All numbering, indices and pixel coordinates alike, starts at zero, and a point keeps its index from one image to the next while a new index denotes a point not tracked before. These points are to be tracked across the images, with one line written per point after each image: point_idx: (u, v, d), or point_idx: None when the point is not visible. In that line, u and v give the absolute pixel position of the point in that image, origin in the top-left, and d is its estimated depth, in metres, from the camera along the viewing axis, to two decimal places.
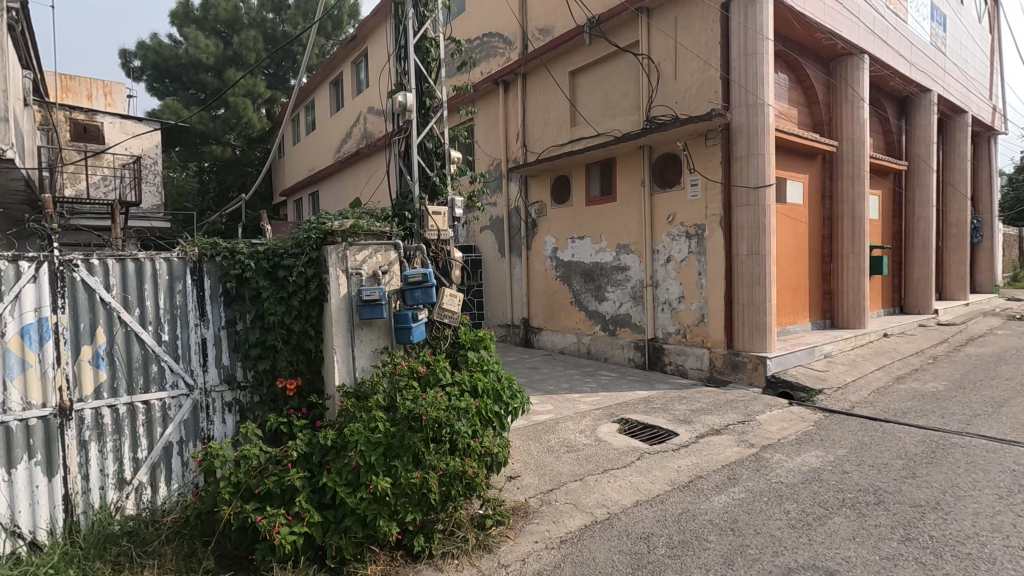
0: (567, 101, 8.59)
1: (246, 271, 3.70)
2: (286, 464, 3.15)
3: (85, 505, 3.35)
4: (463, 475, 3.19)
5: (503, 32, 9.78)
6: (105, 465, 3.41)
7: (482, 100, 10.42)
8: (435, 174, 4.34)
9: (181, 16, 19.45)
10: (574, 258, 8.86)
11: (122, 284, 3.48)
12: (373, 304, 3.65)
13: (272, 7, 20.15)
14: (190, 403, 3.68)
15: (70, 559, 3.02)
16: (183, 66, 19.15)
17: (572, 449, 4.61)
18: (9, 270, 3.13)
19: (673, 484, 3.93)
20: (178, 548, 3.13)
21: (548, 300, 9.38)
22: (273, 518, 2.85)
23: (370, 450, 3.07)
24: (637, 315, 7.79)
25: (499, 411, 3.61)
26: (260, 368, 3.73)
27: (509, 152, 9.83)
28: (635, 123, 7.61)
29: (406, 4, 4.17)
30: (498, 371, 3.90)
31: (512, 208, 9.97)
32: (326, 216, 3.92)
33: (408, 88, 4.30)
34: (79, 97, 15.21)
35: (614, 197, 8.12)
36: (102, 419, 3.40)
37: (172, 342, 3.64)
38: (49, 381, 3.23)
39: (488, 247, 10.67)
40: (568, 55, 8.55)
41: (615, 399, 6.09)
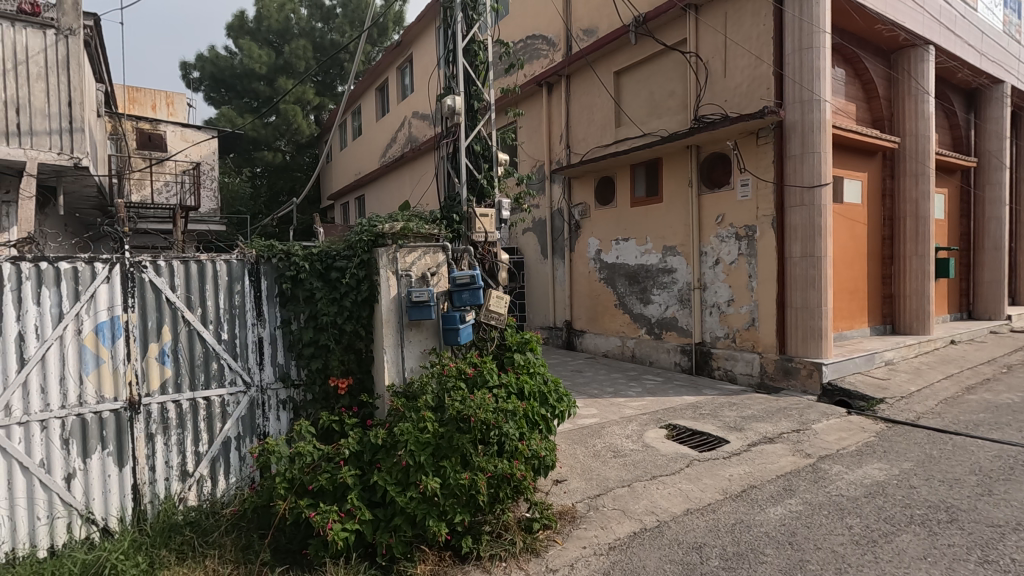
0: (611, 101, 8.50)
1: (301, 272, 3.81)
2: (338, 462, 3.22)
3: (151, 495, 3.52)
4: (511, 478, 3.18)
5: (547, 33, 9.76)
6: (169, 458, 3.57)
7: (525, 102, 10.40)
8: (483, 176, 4.36)
9: (237, 28, 20.42)
10: (618, 260, 8.74)
11: (186, 285, 3.64)
12: (421, 306, 3.72)
13: (321, 16, 20.74)
14: (247, 401, 3.80)
15: (138, 546, 3.18)
16: (238, 76, 20.00)
17: (619, 454, 4.53)
18: (85, 270, 3.34)
19: (725, 494, 3.81)
20: (237, 540, 3.26)
21: (591, 302, 9.30)
22: (325, 515, 2.92)
23: (420, 450, 3.12)
24: (684, 318, 7.61)
25: (545, 414, 3.61)
26: (313, 367, 3.82)
27: (552, 154, 9.79)
28: (682, 123, 7.45)
29: (454, 9, 4.21)
30: (545, 373, 3.88)
31: (554, 210, 9.93)
32: (376, 218, 4.00)
33: (456, 91, 4.33)
34: (145, 108, 16.13)
35: (660, 197, 7.97)
36: (167, 414, 3.56)
37: (230, 341, 3.77)
38: (120, 375, 3.42)
39: (531, 249, 10.63)
40: (613, 55, 8.46)
41: (661, 404, 5.96)
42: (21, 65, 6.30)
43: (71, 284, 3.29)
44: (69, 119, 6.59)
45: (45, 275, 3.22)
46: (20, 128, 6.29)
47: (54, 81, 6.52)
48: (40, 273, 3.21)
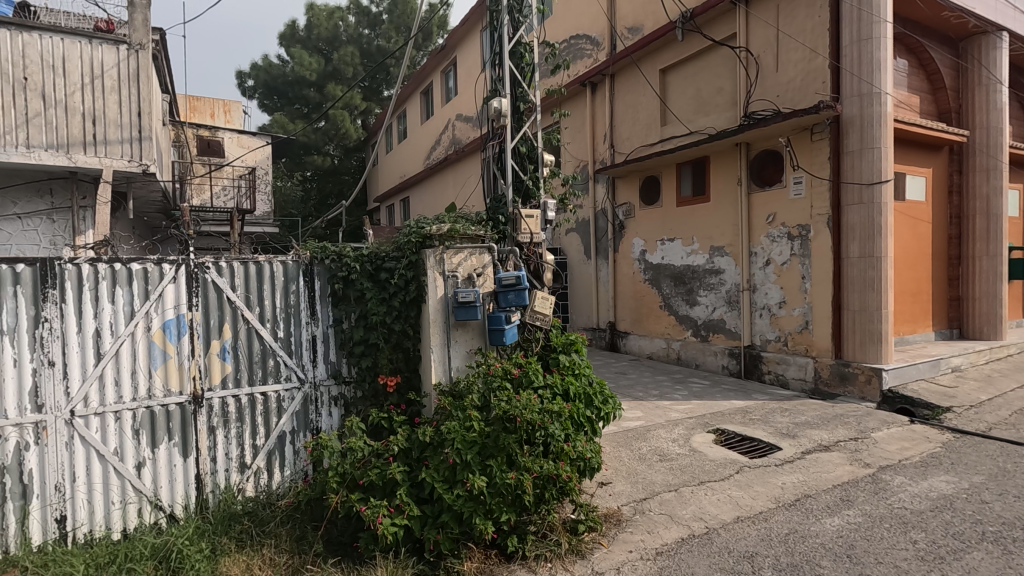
0: (656, 100, 8.37)
1: (352, 272, 3.93)
2: (388, 458, 3.30)
3: (213, 485, 3.69)
4: (557, 479, 3.19)
5: (591, 33, 9.70)
6: (229, 450, 3.74)
7: (569, 102, 10.36)
8: (528, 177, 4.37)
9: (289, 37, 21.25)
10: (663, 261, 8.59)
11: (245, 285, 3.81)
12: (468, 306, 3.76)
13: (368, 23, 21.25)
14: (301, 396, 3.94)
15: (202, 532, 3.36)
16: (289, 83, 20.74)
17: (665, 458, 4.46)
18: (154, 270, 3.54)
19: (777, 502, 3.69)
20: (292, 531, 3.39)
21: (635, 304, 9.18)
22: (376, 509, 3.00)
23: (466, 448, 3.16)
24: (732, 321, 7.42)
25: (591, 416, 3.60)
26: (363, 365, 3.93)
27: (596, 155, 9.72)
28: (731, 120, 7.26)
29: (501, 12, 4.23)
30: (590, 375, 3.87)
31: (598, 210, 9.85)
32: (424, 220, 4.08)
33: (503, 93, 4.36)
34: (205, 117, 16.95)
35: (707, 196, 7.79)
36: (228, 408, 3.73)
37: (286, 339, 3.92)
38: (185, 371, 3.61)
39: (574, 249, 10.57)
40: (659, 52, 8.32)
41: (708, 408, 5.82)
42: (98, 79, 6.72)
43: (141, 283, 3.50)
44: (139, 128, 6.98)
45: (120, 276, 3.44)
46: (96, 138, 6.71)
47: (126, 93, 6.91)
48: (115, 273, 3.42)
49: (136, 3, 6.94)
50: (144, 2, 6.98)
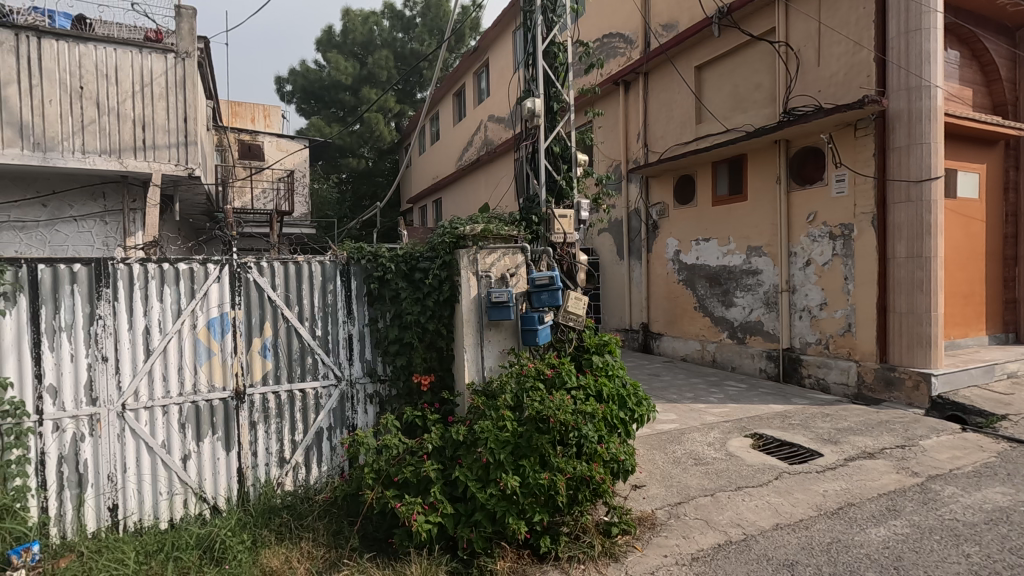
0: (692, 98, 8.23)
1: (387, 273, 4.00)
2: (422, 456, 3.33)
3: (253, 479, 3.80)
4: (591, 480, 3.17)
5: (624, 31, 9.61)
6: (270, 445, 3.85)
7: (602, 101, 10.28)
8: (562, 177, 4.35)
9: (325, 42, 21.73)
10: (698, 261, 8.44)
11: (285, 284, 3.91)
12: (501, 306, 3.76)
13: (402, 27, 21.59)
14: (338, 393, 4.03)
15: (243, 524, 3.47)
16: (325, 88, 21.21)
17: (700, 462, 4.37)
18: (200, 270, 3.67)
19: (819, 510, 3.57)
20: (329, 525, 3.46)
21: (669, 304, 9.04)
22: (411, 506, 3.04)
23: (500, 447, 3.17)
24: (770, 322, 7.24)
25: (624, 417, 3.57)
26: (398, 364, 3.99)
27: (629, 154, 9.62)
28: (769, 117, 7.08)
29: (535, 13, 4.23)
30: (624, 377, 3.84)
31: (631, 210, 9.75)
32: (458, 220, 4.11)
33: (536, 94, 4.36)
34: (246, 122, 17.47)
35: (745, 195, 7.62)
36: (268, 404, 3.84)
37: (324, 337, 4.00)
38: (228, 367, 3.73)
39: (607, 249, 10.49)
40: (694, 49, 8.18)
41: (745, 412, 5.69)
42: (147, 86, 7.00)
43: (187, 283, 3.64)
44: (185, 134, 7.25)
45: (167, 275, 3.58)
46: (144, 144, 7.00)
47: (173, 99, 7.17)
48: (163, 273, 3.57)
49: (183, 13, 7.22)
50: (190, 12, 7.25)
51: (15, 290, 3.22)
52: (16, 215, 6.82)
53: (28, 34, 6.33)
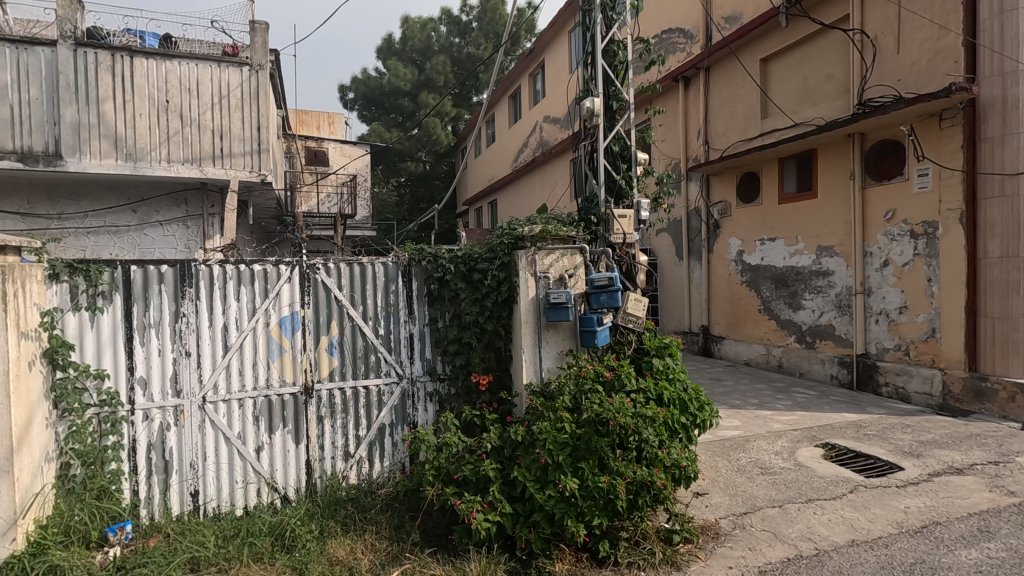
0: (756, 92, 7.92)
1: (447, 273, 4.07)
2: (481, 455, 3.37)
3: (320, 471, 3.96)
4: (651, 486, 3.11)
5: (684, 26, 9.37)
6: (335, 439, 4.00)
7: (661, 98, 10.05)
8: (621, 177, 4.29)
9: (385, 50, 22.43)
10: (763, 261, 8.10)
11: (350, 285, 4.05)
12: (560, 307, 3.75)
13: (458, 32, 21.98)
14: (399, 391, 4.14)
15: (311, 514, 3.62)
16: (386, 94, 21.87)
17: (767, 471, 4.19)
18: (273, 271, 3.86)
19: (900, 527, 3.34)
20: (391, 519, 3.56)
21: (731, 307, 8.73)
22: (470, 504, 3.07)
23: (558, 449, 3.16)
24: (843, 326, 6.85)
25: (686, 422, 3.47)
26: (457, 363, 4.07)
27: (689, 151, 9.36)
28: (842, 109, 6.70)
29: (594, 11, 4.20)
30: (685, 381, 3.74)
31: (691, 209, 9.48)
32: (516, 221, 4.13)
33: (595, 93, 4.32)
34: (312, 129, 18.26)
35: (814, 192, 7.24)
36: (334, 399, 4.00)
37: (386, 336, 4.13)
38: (298, 363, 3.91)
39: (665, 250, 10.23)
40: (759, 41, 7.86)
41: (815, 420, 5.41)
42: (225, 98, 7.43)
43: (261, 283, 3.84)
44: (258, 141, 7.65)
45: (243, 276, 3.79)
46: (222, 152, 7.45)
47: (247, 110, 7.58)
48: (239, 273, 3.78)
49: (257, 28, 7.64)
50: (264, 27, 7.66)
51: (111, 289, 3.50)
52: (110, 220, 7.41)
53: (122, 54, 6.89)
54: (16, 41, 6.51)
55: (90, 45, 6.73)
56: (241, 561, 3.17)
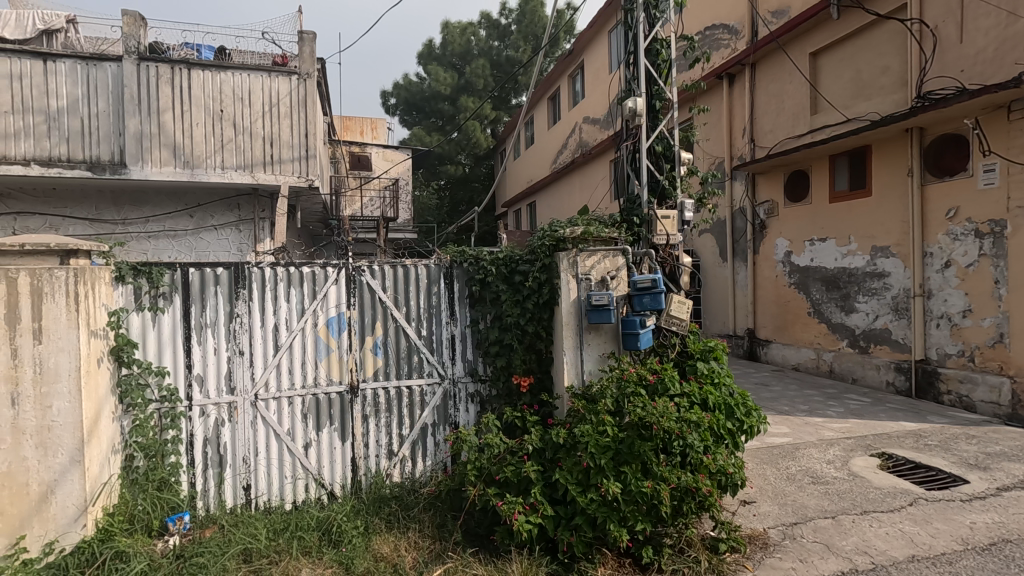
0: (806, 87, 7.65)
1: (488, 275, 4.09)
2: (522, 456, 3.37)
3: (365, 469, 4.05)
4: (696, 492, 3.05)
5: (729, 22, 9.16)
6: (380, 438, 4.09)
7: (704, 96, 9.84)
8: (665, 177, 4.22)
9: (426, 56, 22.80)
10: (813, 262, 7.81)
11: (394, 286, 4.14)
12: (602, 309, 3.71)
13: (498, 35, 22.11)
14: (441, 391, 4.19)
15: (357, 511, 3.71)
16: (426, 99, 22.22)
17: (818, 481, 4.03)
18: (320, 273, 3.98)
19: (966, 544, 3.16)
20: (433, 518, 3.61)
21: (778, 310, 8.45)
22: (512, 505, 3.08)
23: (600, 453, 3.13)
24: (900, 331, 6.54)
25: (732, 428, 3.38)
26: (498, 365, 4.08)
27: (734, 150, 9.12)
28: (899, 103, 6.40)
29: (637, 10, 4.15)
30: (731, 386, 3.65)
31: (736, 209, 9.23)
32: (557, 223, 4.12)
33: (638, 92, 4.26)
34: (355, 135, 18.71)
35: (868, 190, 6.94)
36: (379, 398, 4.08)
37: (428, 337, 4.19)
38: (344, 363, 4.01)
39: (708, 251, 9.99)
40: (809, 34, 7.59)
41: (870, 429, 5.16)
42: (275, 106, 7.70)
43: (310, 285, 3.96)
44: (305, 147, 7.89)
45: (293, 278, 3.92)
46: (272, 159, 7.72)
47: (296, 117, 7.81)
48: (289, 275, 3.91)
49: (304, 39, 7.89)
50: (311, 36, 7.91)
51: (171, 290, 3.68)
52: (169, 224, 7.79)
53: (180, 66, 7.24)
54: (86, 57, 6.95)
55: (152, 59, 7.11)
56: (290, 554, 3.27)
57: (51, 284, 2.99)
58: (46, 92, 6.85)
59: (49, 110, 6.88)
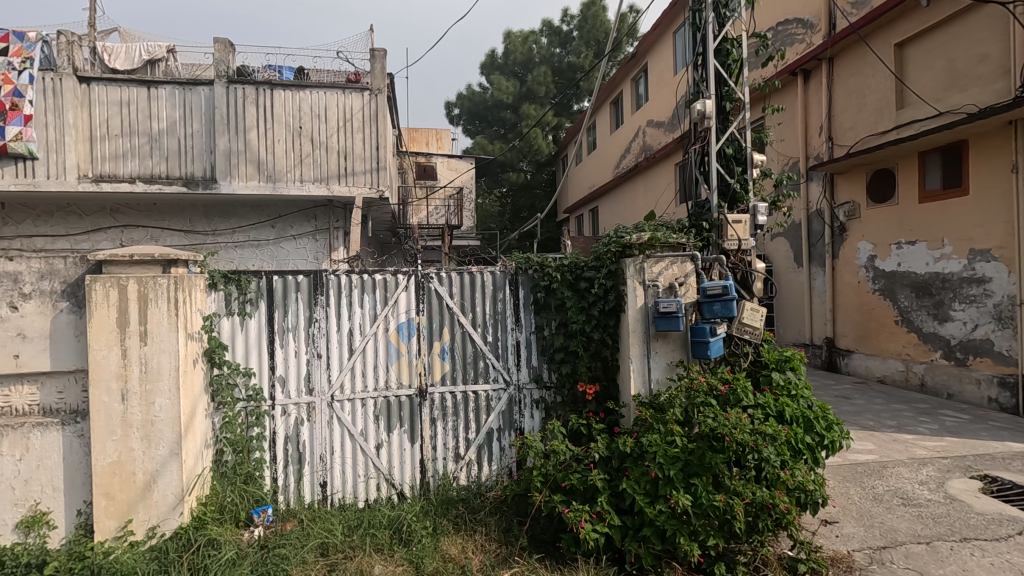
0: (891, 80, 7.17)
1: (553, 282, 4.10)
2: (588, 464, 3.34)
3: (433, 471, 4.16)
4: (773, 509, 2.92)
5: (803, 16, 8.75)
6: (447, 442, 4.18)
7: (777, 94, 9.42)
8: (736, 181, 4.10)
9: (489, 65, 23.24)
10: (900, 267, 7.29)
11: (461, 293, 4.23)
12: (670, 316, 3.63)
13: (559, 42, 22.17)
14: (507, 397, 4.24)
15: (426, 512, 3.81)
16: (489, 108, 22.62)
17: (910, 503, 3.74)
18: (391, 280, 4.14)
19: None
20: (499, 522, 3.65)
21: (860, 318, 7.93)
22: (578, 513, 3.06)
23: (669, 463, 3.06)
24: (1004, 342, 5.98)
25: (811, 443, 3.22)
26: (563, 371, 4.06)
27: (810, 149, 8.68)
28: (1002, 93, 5.82)
29: (705, 11, 4.05)
30: (810, 398, 3.48)
31: (812, 212, 8.76)
32: (623, 228, 4.07)
33: (707, 95, 4.16)
34: (422, 146, 19.30)
35: (964, 188, 6.40)
36: (446, 402, 4.18)
37: (494, 343, 4.25)
38: (413, 367, 4.14)
39: (782, 256, 9.52)
40: (894, 24, 7.12)
41: (969, 448, 4.74)
42: (349, 121, 8.08)
43: (382, 291, 4.12)
44: (377, 160, 8.22)
45: (366, 285, 4.10)
46: (346, 172, 8.10)
47: (368, 131, 8.17)
48: (363, 282, 4.09)
49: (376, 56, 8.25)
50: (382, 53, 8.26)
51: (257, 296, 3.93)
52: (254, 235, 8.34)
53: (264, 87, 7.76)
54: (183, 83, 7.60)
55: (239, 82, 7.67)
56: (363, 551, 3.41)
57: (156, 291, 3.29)
58: (148, 116, 7.54)
59: (151, 132, 7.56)
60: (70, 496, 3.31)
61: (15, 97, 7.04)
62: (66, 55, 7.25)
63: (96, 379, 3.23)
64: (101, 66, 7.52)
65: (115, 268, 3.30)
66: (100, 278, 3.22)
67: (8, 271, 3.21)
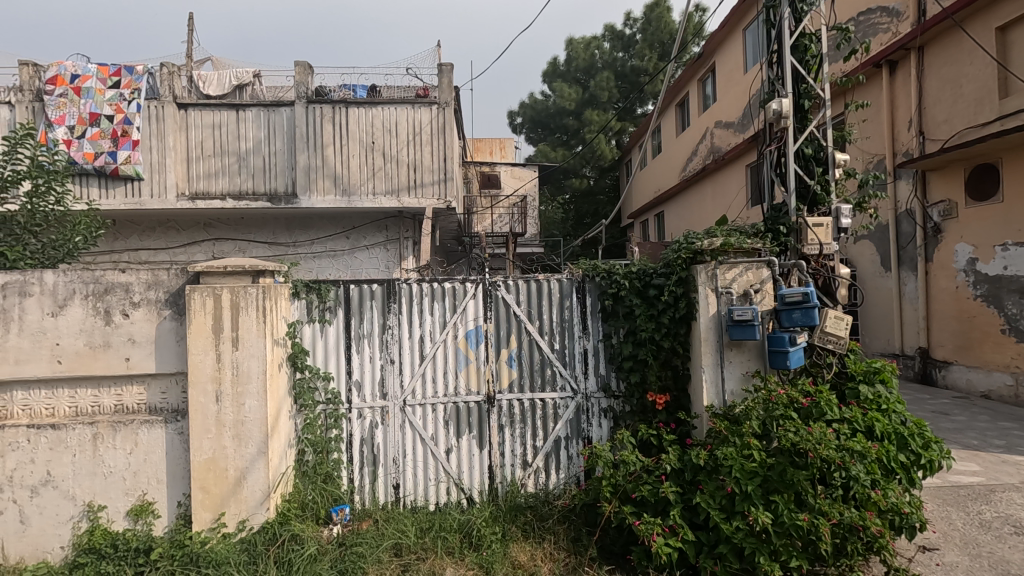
0: (992, 68, 6.59)
1: (621, 289, 4.04)
2: (660, 476, 3.25)
3: (501, 477, 4.19)
4: (863, 531, 2.74)
5: (888, 3, 8.20)
6: (515, 448, 4.21)
7: (859, 88, 8.85)
8: (816, 182, 3.92)
9: (551, 73, 23.38)
10: (1006, 271, 6.65)
11: (527, 301, 4.27)
12: (745, 324, 3.48)
13: (622, 46, 21.93)
14: (574, 405, 4.22)
15: (495, 517, 3.85)
16: (551, 115, 22.74)
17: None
18: (460, 288, 4.23)
19: None
20: (568, 531, 3.63)
21: (960, 327, 7.28)
22: (650, 526, 2.99)
23: (746, 478, 2.93)
24: None
25: (906, 461, 2.99)
26: (632, 381, 3.99)
27: (898, 145, 8.08)
28: None
29: (781, 6, 3.89)
30: (903, 414, 3.25)
31: (901, 212, 8.16)
32: (693, 234, 3.96)
33: (783, 93, 3.98)
34: (486, 155, 19.65)
35: None
36: (514, 410, 4.22)
37: (561, 350, 4.25)
38: (481, 374, 4.21)
39: (867, 260, 8.88)
40: (996, 6, 6.55)
41: None
42: (418, 135, 8.36)
43: (451, 299, 4.23)
44: (444, 171, 8.43)
45: (435, 292, 4.21)
46: (415, 183, 8.37)
47: (436, 144, 8.41)
48: (433, 290, 4.21)
49: (443, 70, 8.50)
50: (448, 68, 8.50)
51: (336, 304, 4.14)
52: (330, 245, 8.79)
53: (339, 106, 8.19)
54: (267, 105, 8.14)
55: (317, 102, 8.12)
56: (435, 553, 3.51)
57: (246, 300, 3.54)
58: (237, 136, 8.13)
59: (239, 152, 8.15)
60: (172, 488, 3.61)
61: (125, 124, 7.81)
62: (168, 84, 7.97)
63: (195, 381, 3.51)
64: (196, 93, 8.29)
65: (211, 278, 3.57)
66: (198, 288, 3.50)
67: (121, 282, 3.55)
